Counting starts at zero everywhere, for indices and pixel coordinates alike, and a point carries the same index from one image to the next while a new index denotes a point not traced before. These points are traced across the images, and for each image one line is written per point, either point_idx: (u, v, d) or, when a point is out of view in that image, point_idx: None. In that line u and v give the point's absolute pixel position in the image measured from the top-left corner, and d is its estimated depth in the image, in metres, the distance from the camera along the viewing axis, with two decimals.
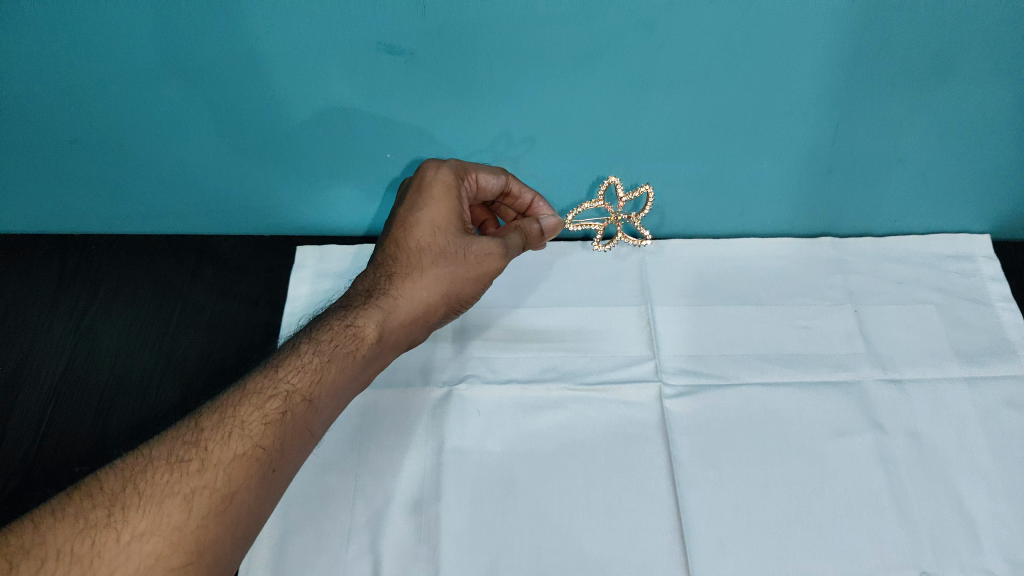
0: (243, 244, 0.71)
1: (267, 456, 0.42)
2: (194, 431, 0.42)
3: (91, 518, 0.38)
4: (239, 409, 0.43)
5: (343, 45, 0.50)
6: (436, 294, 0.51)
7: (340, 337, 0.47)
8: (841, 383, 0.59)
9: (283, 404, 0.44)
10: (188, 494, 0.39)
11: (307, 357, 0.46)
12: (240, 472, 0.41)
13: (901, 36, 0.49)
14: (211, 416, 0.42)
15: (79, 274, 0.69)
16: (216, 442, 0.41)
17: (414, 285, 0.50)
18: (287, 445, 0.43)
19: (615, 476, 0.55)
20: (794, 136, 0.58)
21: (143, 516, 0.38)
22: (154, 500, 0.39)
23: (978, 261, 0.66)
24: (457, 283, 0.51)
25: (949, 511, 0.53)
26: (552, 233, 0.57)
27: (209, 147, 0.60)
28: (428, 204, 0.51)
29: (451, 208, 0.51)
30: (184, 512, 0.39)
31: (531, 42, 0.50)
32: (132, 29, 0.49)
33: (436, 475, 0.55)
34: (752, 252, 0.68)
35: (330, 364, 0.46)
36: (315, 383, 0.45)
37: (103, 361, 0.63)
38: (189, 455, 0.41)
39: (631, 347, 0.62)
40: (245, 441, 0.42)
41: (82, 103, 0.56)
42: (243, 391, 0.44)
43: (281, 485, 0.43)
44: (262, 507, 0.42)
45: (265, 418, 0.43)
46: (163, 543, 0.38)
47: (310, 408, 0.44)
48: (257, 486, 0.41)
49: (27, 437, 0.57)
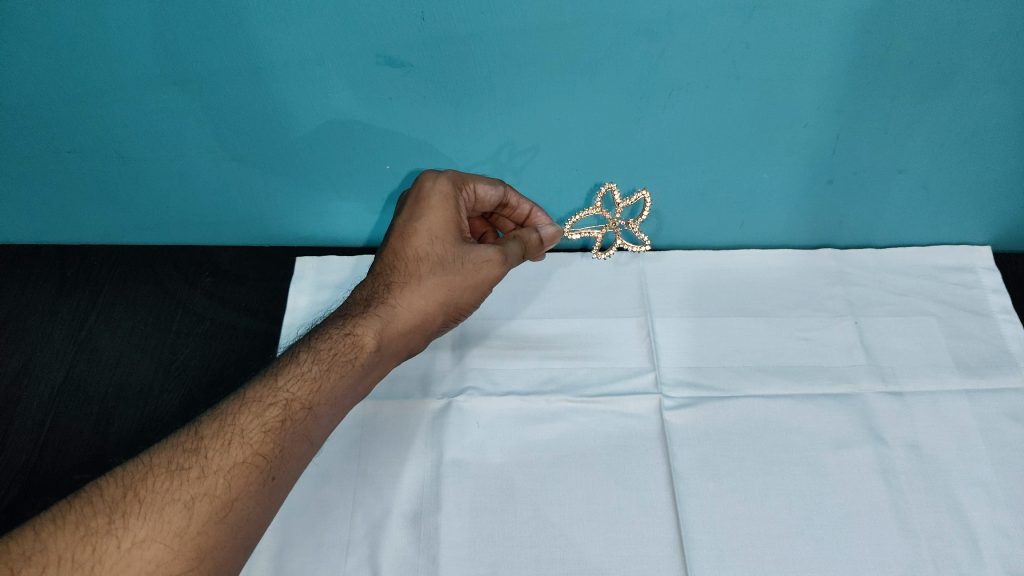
0: (243, 255, 0.71)
1: (267, 464, 0.42)
2: (193, 439, 0.42)
3: (92, 526, 0.38)
4: (238, 417, 0.43)
5: (343, 56, 0.51)
6: (437, 302, 0.51)
7: (340, 345, 0.47)
8: (841, 395, 0.59)
9: (282, 412, 0.43)
10: (188, 500, 0.39)
11: (307, 365, 0.46)
12: (240, 479, 0.41)
13: (897, 47, 0.49)
14: (210, 424, 0.42)
15: (79, 284, 0.69)
16: (216, 451, 0.41)
17: (414, 293, 0.50)
18: (286, 453, 0.43)
19: (614, 486, 0.54)
20: (792, 148, 0.58)
21: (143, 523, 0.38)
22: (154, 508, 0.39)
23: (978, 273, 0.66)
24: (457, 291, 0.51)
25: (952, 524, 0.52)
26: (552, 241, 0.57)
27: (209, 157, 0.61)
28: (428, 213, 0.51)
29: (449, 217, 0.52)
30: (184, 518, 0.39)
31: (529, 53, 0.50)
32: (132, 39, 0.50)
33: (434, 486, 0.54)
34: (751, 263, 0.68)
35: (329, 372, 0.46)
36: (314, 391, 0.45)
37: (103, 370, 0.63)
38: (189, 463, 0.40)
39: (631, 358, 0.62)
40: (245, 448, 0.42)
41: (83, 113, 0.56)
42: (242, 399, 0.44)
43: (282, 493, 0.43)
44: (263, 515, 0.41)
45: (264, 426, 0.43)
46: (164, 549, 0.38)
47: (309, 415, 0.44)
48: (257, 494, 0.41)
49: (28, 445, 0.58)
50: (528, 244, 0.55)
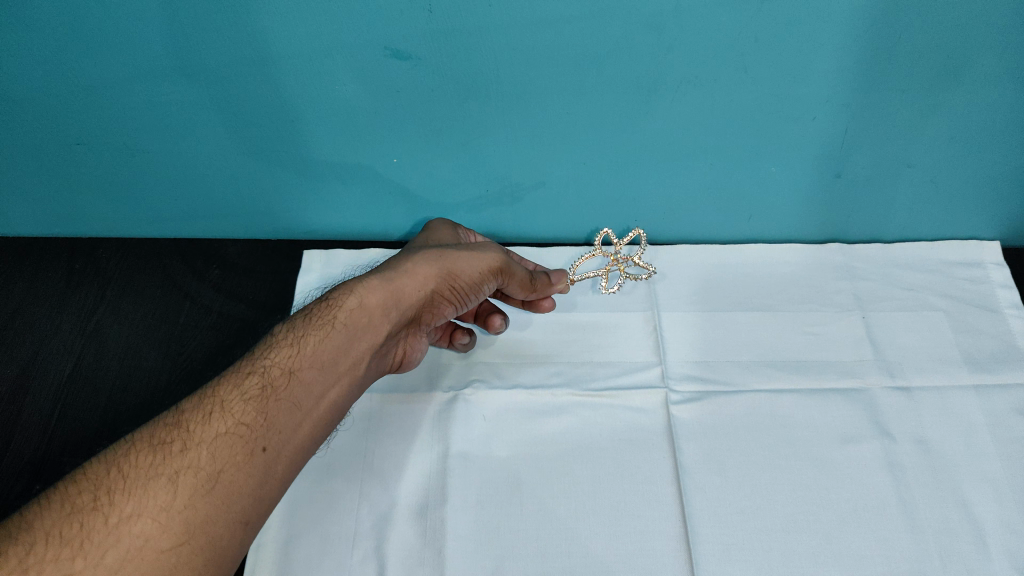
0: (249, 248, 0.71)
1: (251, 433, 0.42)
2: (175, 414, 0.42)
3: (78, 503, 0.37)
4: (218, 391, 0.44)
5: (351, 49, 0.51)
6: (428, 264, 0.51)
7: (316, 312, 0.48)
8: (850, 390, 0.59)
9: (262, 379, 0.44)
10: (173, 474, 0.39)
11: (283, 335, 0.47)
12: (224, 450, 0.41)
13: (908, 39, 0.49)
14: (191, 399, 0.43)
15: (87, 276, 0.69)
16: (197, 423, 0.42)
17: (403, 259, 0.52)
18: (271, 420, 0.43)
19: (621, 478, 0.54)
20: (801, 142, 0.58)
21: (130, 498, 0.38)
22: (138, 483, 0.39)
23: (987, 268, 0.66)
24: (452, 256, 0.53)
25: (959, 519, 0.52)
26: (561, 283, 0.60)
27: (216, 149, 0.60)
28: (427, 233, 0.58)
29: (449, 236, 0.59)
30: (170, 492, 0.39)
31: (537, 44, 0.50)
32: (140, 31, 0.50)
33: (441, 478, 0.55)
34: (760, 258, 0.68)
35: (307, 336, 0.47)
36: (293, 356, 0.46)
37: (110, 361, 0.63)
38: (171, 437, 0.41)
39: (638, 353, 0.62)
40: (227, 418, 0.42)
41: (90, 105, 0.56)
42: (222, 376, 0.45)
43: (274, 466, 0.42)
44: (255, 487, 0.41)
45: (245, 395, 0.43)
46: (152, 524, 0.38)
47: (292, 378, 0.45)
48: (244, 464, 0.41)
49: (35, 436, 0.58)
50: (534, 273, 0.58)
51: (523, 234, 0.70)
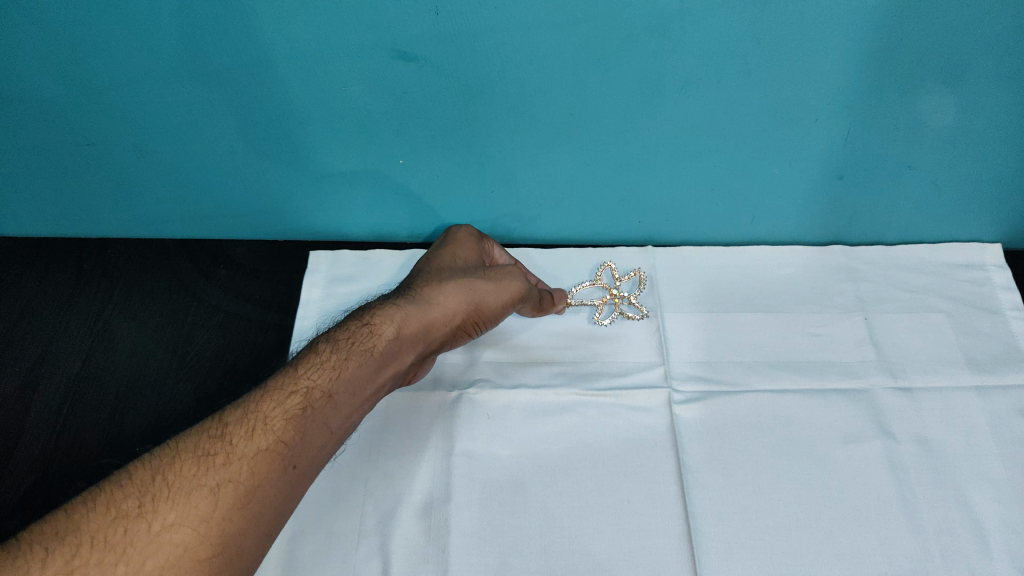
0: (256, 248, 0.72)
1: (289, 452, 0.42)
2: (219, 425, 0.42)
3: (123, 508, 0.38)
4: (261, 406, 0.44)
5: (358, 50, 0.51)
6: (459, 301, 0.52)
7: (358, 334, 0.49)
8: (852, 391, 0.59)
9: (304, 400, 0.44)
10: (214, 485, 0.40)
11: (326, 355, 0.47)
12: (263, 466, 0.41)
13: (909, 41, 0.49)
14: (234, 411, 0.43)
15: (96, 276, 0.70)
16: (240, 437, 0.42)
17: (436, 290, 0.52)
18: (306, 441, 0.43)
19: (623, 477, 0.55)
20: (804, 144, 0.58)
21: (173, 507, 0.39)
22: (182, 492, 0.39)
23: (988, 271, 0.66)
24: (481, 293, 0.53)
25: (959, 518, 0.52)
26: (560, 304, 0.63)
27: (224, 150, 0.61)
28: (456, 245, 0.57)
29: (474, 250, 0.57)
30: (210, 504, 0.39)
31: (543, 45, 0.51)
32: (150, 33, 0.51)
33: (446, 476, 0.55)
34: (763, 259, 0.68)
35: (348, 360, 0.47)
36: (334, 379, 0.46)
37: (118, 360, 0.64)
38: (215, 449, 0.41)
39: (641, 353, 0.62)
40: (268, 434, 0.42)
41: (101, 105, 0.57)
42: (264, 389, 0.45)
43: (302, 484, 0.43)
44: (285, 505, 0.42)
45: (286, 413, 0.43)
46: (191, 534, 0.38)
47: (330, 403, 0.45)
48: (278, 481, 0.41)
49: (45, 434, 0.59)
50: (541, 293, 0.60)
51: (528, 234, 0.71)
